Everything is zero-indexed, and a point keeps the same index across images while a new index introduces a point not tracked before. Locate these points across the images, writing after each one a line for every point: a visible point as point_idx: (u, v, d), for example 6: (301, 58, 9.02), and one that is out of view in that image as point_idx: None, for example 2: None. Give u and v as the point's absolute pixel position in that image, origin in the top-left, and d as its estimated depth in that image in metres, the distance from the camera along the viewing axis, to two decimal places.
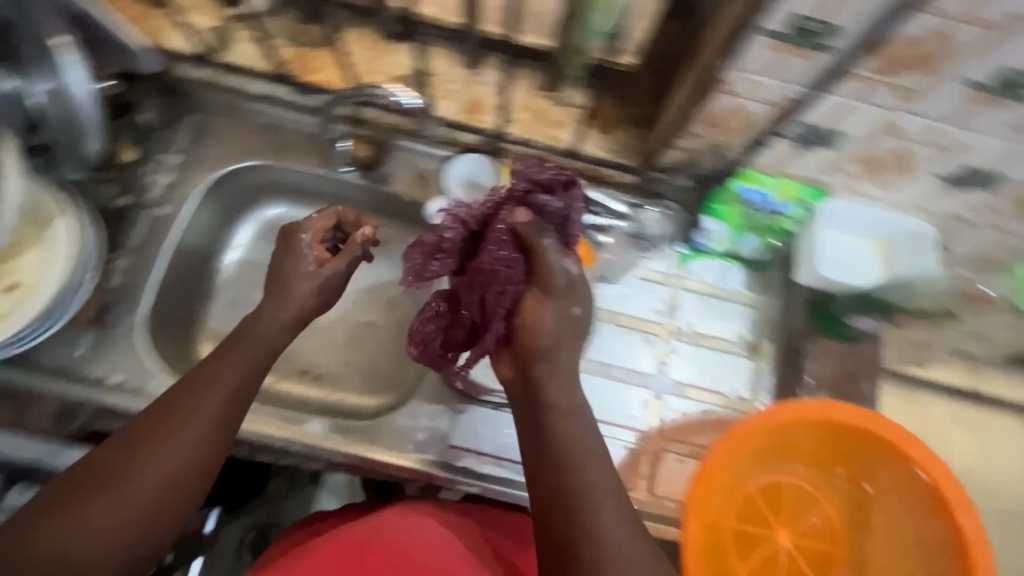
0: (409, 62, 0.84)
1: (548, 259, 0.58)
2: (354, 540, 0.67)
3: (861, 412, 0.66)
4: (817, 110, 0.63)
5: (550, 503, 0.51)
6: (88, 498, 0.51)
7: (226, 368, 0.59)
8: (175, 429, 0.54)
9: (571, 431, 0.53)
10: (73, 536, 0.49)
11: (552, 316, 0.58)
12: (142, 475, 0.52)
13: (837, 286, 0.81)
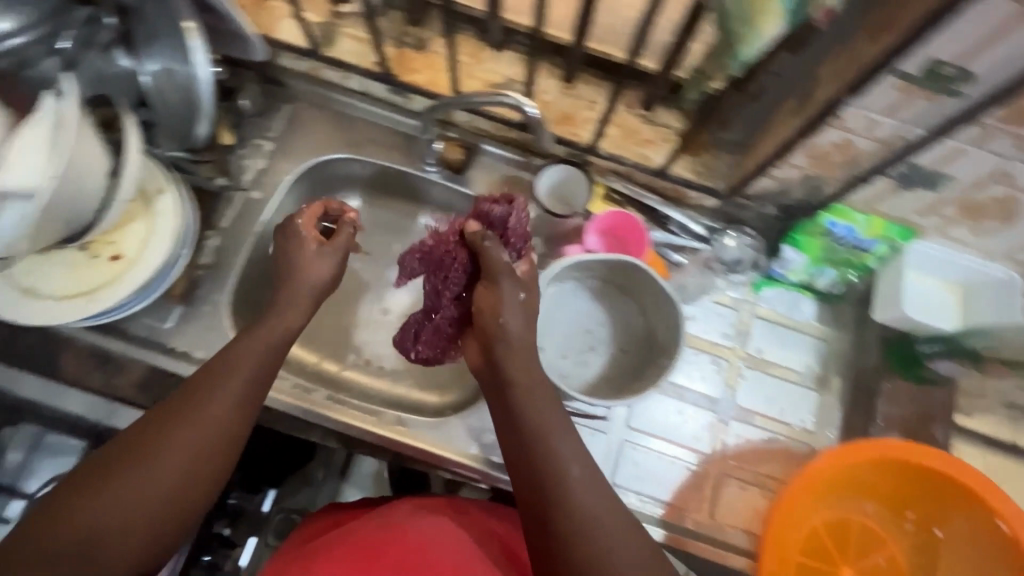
0: (506, 70, 0.85)
1: (488, 254, 0.67)
2: (365, 541, 0.70)
3: (939, 455, 0.67)
4: (929, 153, 0.63)
5: (538, 492, 0.58)
6: (129, 465, 0.56)
7: (252, 343, 0.65)
8: (208, 398, 0.60)
9: (550, 427, 0.61)
10: (98, 516, 0.53)
11: (519, 313, 0.65)
12: (166, 462, 0.57)
13: (917, 328, 0.80)
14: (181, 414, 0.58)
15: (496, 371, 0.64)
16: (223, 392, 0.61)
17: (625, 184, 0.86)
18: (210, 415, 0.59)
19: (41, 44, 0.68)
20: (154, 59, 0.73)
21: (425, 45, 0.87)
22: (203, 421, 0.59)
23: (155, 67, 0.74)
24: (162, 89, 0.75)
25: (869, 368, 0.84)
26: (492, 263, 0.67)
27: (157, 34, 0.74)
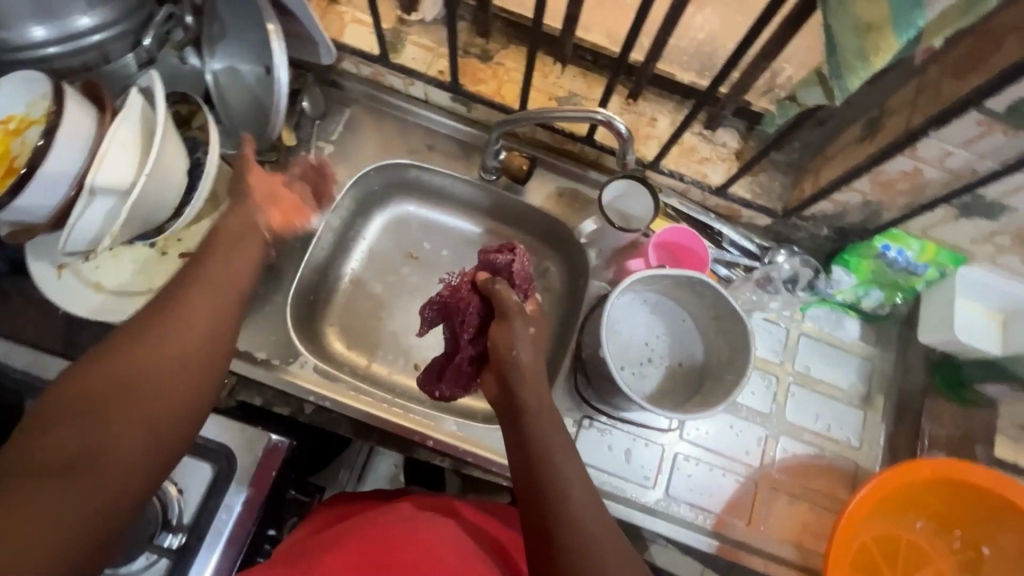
0: (570, 84, 0.86)
1: (500, 295, 0.68)
2: (377, 536, 0.63)
3: (992, 476, 0.69)
4: (996, 185, 0.65)
5: (528, 490, 0.57)
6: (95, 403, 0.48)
7: (216, 283, 0.60)
8: (164, 330, 0.54)
9: (542, 423, 0.61)
10: (64, 458, 0.46)
11: (528, 340, 0.66)
12: (139, 393, 0.50)
13: (962, 352, 0.83)
14: (132, 348, 0.52)
15: (506, 389, 0.65)
16: (185, 326, 0.55)
17: (682, 202, 0.88)
18: (168, 348, 0.53)
19: (121, 40, 0.70)
20: (237, 59, 0.77)
21: (491, 56, 0.87)
22: (164, 355, 0.52)
23: (235, 66, 0.78)
24: (241, 87, 0.79)
25: (913, 388, 0.87)
26: (506, 308, 0.68)
27: (240, 35, 0.75)
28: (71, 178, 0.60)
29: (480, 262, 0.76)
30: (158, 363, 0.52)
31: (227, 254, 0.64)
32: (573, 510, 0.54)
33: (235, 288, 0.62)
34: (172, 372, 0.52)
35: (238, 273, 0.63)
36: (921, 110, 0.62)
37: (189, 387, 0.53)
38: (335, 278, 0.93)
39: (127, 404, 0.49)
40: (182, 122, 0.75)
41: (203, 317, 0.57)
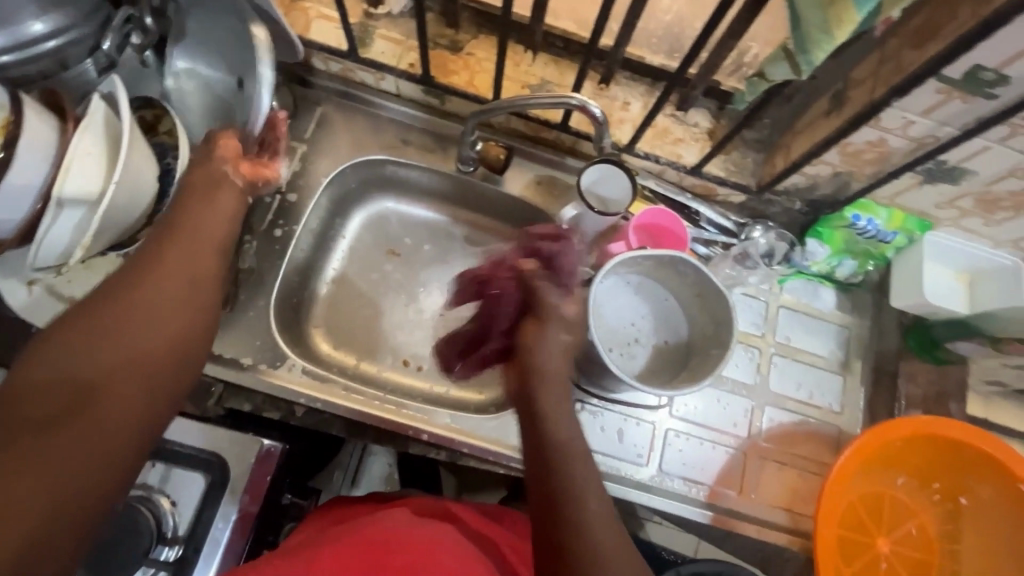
0: (542, 71, 0.86)
1: (550, 301, 0.66)
2: (374, 537, 0.62)
3: (969, 429, 0.73)
4: (957, 151, 0.68)
5: (537, 480, 0.55)
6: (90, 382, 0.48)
7: (189, 252, 0.59)
8: (141, 300, 0.53)
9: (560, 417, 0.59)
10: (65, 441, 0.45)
11: (557, 350, 0.64)
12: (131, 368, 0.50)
13: (932, 314, 0.86)
14: (109, 318, 0.51)
15: (523, 388, 0.62)
16: (160, 296, 0.54)
17: (659, 183, 0.89)
18: (147, 319, 0.53)
19: (77, 45, 0.67)
20: (202, 67, 0.77)
21: (461, 47, 0.87)
22: (143, 326, 0.52)
23: (202, 75, 0.78)
24: (207, 95, 0.79)
25: (889, 351, 0.90)
26: (550, 310, 0.66)
27: (210, 37, 0.75)
28: (36, 189, 0.58)
29: (529, 248, 0.74)
30: (138, 333, 0.51)
31: (200, 225, 0.62)
32: (583, 506, 0.53)
33: (210, 256, 0.61)
34: (151, 341, 0.52)
35: (213, 241, 0.62)
36: (883, 81, 0.64)
37: (173, 355, 0.53)
38: (317, 279, 0.92)
39: (113, 372, 0.49)
40: (148, 127, 0.73)
41: (179, 284, 0.56)
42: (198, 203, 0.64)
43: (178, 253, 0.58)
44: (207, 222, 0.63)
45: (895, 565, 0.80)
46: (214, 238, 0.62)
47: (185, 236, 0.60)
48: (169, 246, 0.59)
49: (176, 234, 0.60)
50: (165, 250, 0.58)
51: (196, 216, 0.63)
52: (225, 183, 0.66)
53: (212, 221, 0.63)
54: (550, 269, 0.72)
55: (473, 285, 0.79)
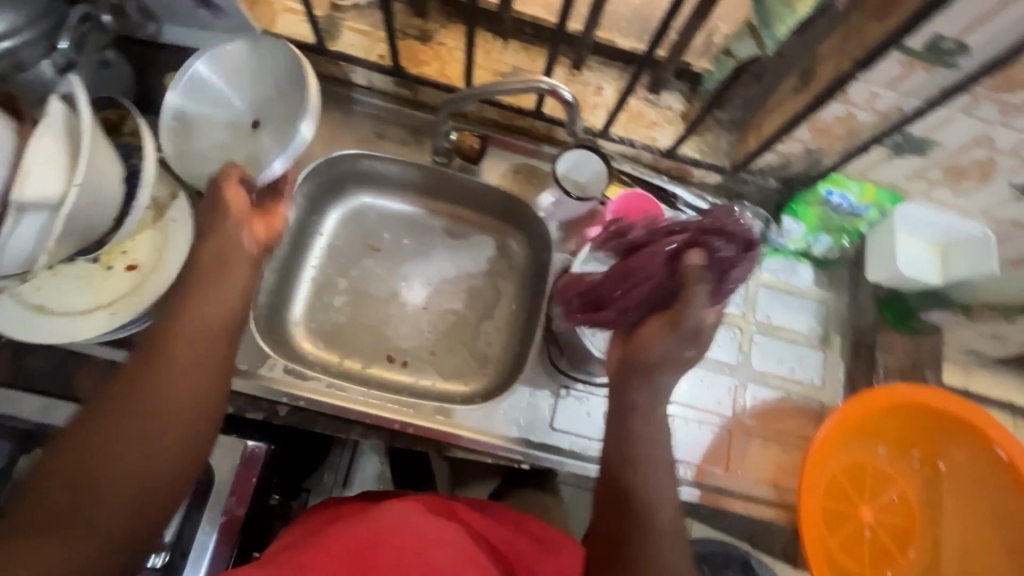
0: (513, 59, 0.86)
1: (692, 308, 0.59)
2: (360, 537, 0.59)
3: (942, 394, 0.75)
4: (923, 122, 0.69)
5: (613, 483, 0.62)
6: (119, 416, 0.52)
7: (198, 339, 0.57)
8: (145, 409, 0.52)
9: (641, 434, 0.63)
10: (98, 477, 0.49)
11: (677, 358, 0.62)
12: (155, 405, 0.53)
13: (907, 285, 0.88)
14: (110, 430, 0.51)
15: (620, 388, 0.65)
16: (163, 401, 0.53)
17: (634, 167, 0.89)
18: (149, 429, 0.52)
19: (33, 47, 0.65)
20: (210, 106, 0.74)
21: (431, 36, 0.86)
22: (146, 438, 0.52)
23: (205, 113, 0.74)
24: (207, 133, 0.74)
25: (866, 324, 0.92)
26: (688, 315, 0.59)
27: (248, 69, 0.74)
28: None
29: (690, 234, 0.61)
30: (140, 448, 0.51)
31: (215, 289, 0.59)
32: (649, 529, 0.59)
33: (221, 339, 0.58)
34: (153, 456, 0.51)
35: (224, 319, 0.59)
36: (848, 54, 0.65)
37: (189, 411, 0.54)
38: (296, 276, 0.91)
39: (128, 432, 0.51)
40: (112, 127, 0.71)
41: (183, 382, 0.54)
42: (212, 276, 0.60)
43: (184, 342, 0.56)
44: (219, 298, 0.59)
45: (880, 533, 0.81)
46: (224, 318, 0.59)
47: (195, 317, 0.57)
48: (178, 333, 0.56)
49: (185, 317, 0.57)
50: (172, 337, 0.56)
51: (209, 291, 0.59)
52: (235, 255, 0.61)
53: (226, 293, 0.60)
54: (709, 264, 0.61)
55: (618, 245, 0.70)
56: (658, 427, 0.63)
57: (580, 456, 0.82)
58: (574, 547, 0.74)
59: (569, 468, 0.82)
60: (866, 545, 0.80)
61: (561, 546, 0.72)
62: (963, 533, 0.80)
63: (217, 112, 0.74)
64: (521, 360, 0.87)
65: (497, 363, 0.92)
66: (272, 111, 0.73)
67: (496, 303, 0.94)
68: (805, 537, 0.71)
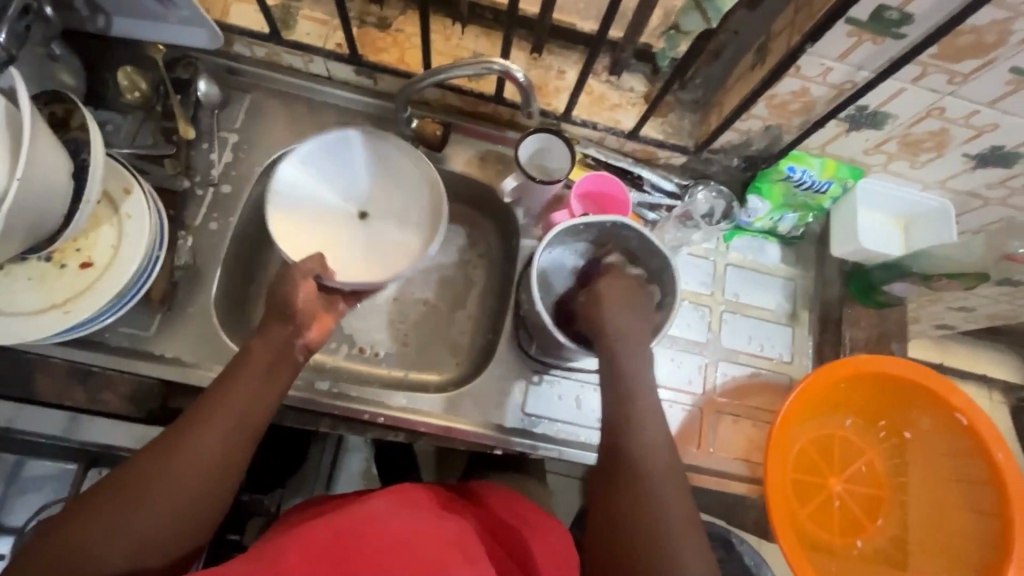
0: (473, 44, 0.85)
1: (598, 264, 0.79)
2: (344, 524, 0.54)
3: (902, 363, 0.76)
4: (875, 95, 0.70)
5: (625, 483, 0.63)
6: (158, 459, 0.56)
7: (245, 405, 0.61)
8: (149, 500, 0.54)
9: (641, 418, 0.66)
10: (126, 515, 0.53)
11: (622, 309, 0.74)
12: (193, 453, 0.57)
13: (871, 259, 0.89)
14: (112, 518, 0.53)
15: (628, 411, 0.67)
16: (168, 495, 0.55)
17: (599, 151, 0.89)
18: (147, 521, 0.53)
19: None
20: (314, 186, 0.82)
21: (389, 23, 0.85)
22: (143, 527, 0.53)
23: (307, 190, 0.81)
24: (305, 206, 0.81)
25: (832, 298, 0.93)
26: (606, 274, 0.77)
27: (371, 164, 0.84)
28: None
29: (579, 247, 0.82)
30: (137, 537, 0.53)
31: (272, 359, 0.65)
32: (667, 523, 0.60)
33: (241, 439, 0.60)
34: (145, 548, 0.53)
35: (248, 418, 0.61)
36: (799, 28, 0.65)
37: (219, 468, 0.58)
38: (263, 270, 0.90)
39: (163, 477, 0.55)
40: (60, 123, 0.70)
41: (190, 481, 0.56)
42: (244, 374, 0.63)
43: (202, 439, 0.57)
44: (243, 399, 0.61)
45: (848, 502, 0.83)
46: (245, 420, 0.60)
47: (219, 417, 0.59)
48: (199, 430, 0.58)
49: (210, 414, 0.59)
50: (193, 433, 0.57)
51: (237, 393, 0.61)
52: (290, 337, 0.67)
53: (253, 394, 0.62)
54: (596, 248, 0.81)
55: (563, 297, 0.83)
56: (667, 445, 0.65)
57: (552, 439, 0.82)
58: (560, 529, 0.68)
59: (542, 453, 0.82)
60: (835, 514, 0.83)
61: (550, 529, 0.67)
62: (928, 497, 0.82)
63: (319, 192, 0.82)
64: (492, 347, 0.87)
65: (469, 351, 0.91)
66: (380, 207, 0.84)
67: (467, 291, 0.94)
68: (771, 509, 0.73)
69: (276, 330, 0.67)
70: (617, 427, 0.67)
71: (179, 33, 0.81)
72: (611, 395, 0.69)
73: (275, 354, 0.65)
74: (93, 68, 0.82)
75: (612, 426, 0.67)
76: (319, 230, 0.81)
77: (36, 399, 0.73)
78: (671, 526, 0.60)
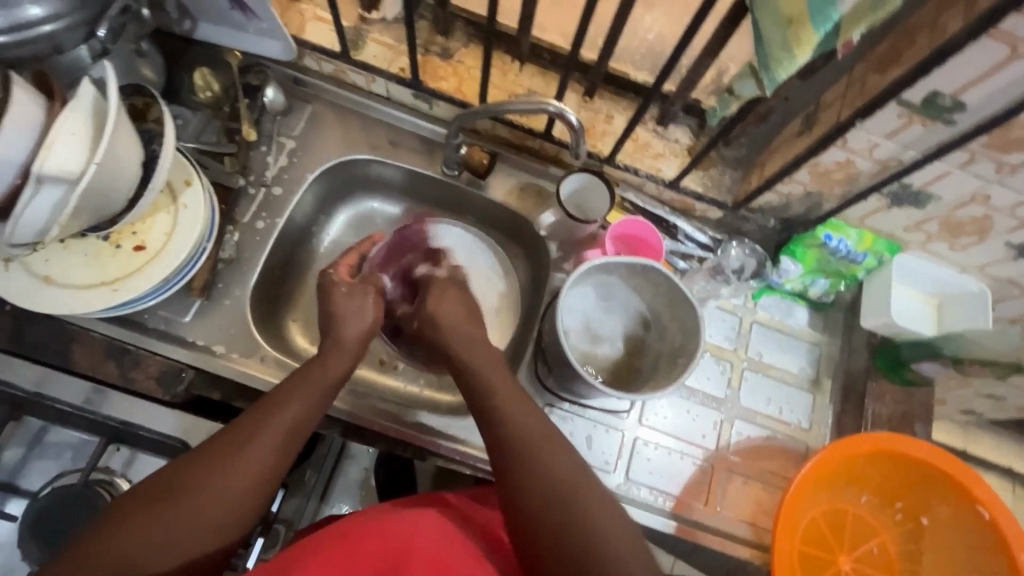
0: (527, 82, 0.88)
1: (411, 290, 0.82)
2: (353, 527, 0.65)
3: (919, 445, 0.74)
4: (920, 174, 0.70)
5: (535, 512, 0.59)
6: (209, 464, 0.58)
7: (295, 414, 0.63)
8: (208, 508, 0.57)
9: (520, 428, 0.63)
10: (178, 517, 0.56)
11: (458, 321, 0.72)
12: (246, 458, 0.59)
13: (899, 334, 0.88)
14: (172, 523, 0.56)
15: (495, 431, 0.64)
16: (225, 503, 0.57)
17: (638, 195, 0.91)
18: (205, 527, 0.56)
19: (73, 31, 0.68)
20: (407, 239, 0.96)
21: (451, 54, 0.89)
22: (202, 534, 0.56)
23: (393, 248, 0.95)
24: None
25: (857, 370, 0.91)
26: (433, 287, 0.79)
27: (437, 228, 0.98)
28: (18, 164, 0.60)
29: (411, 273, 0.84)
30: (197, 538, 0.56)
31: (322, 370, 0.67)
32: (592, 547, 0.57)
33: (292, 449, 0.62)
34: (205, 547, 0.57)
35: (301, 428, 0.63)
36: (849, 103, 0.67)
37: (265, 472, 0.60)
38: (299, 271, 0.94)
39: (213, 480, 0.57)
40: (138, 114, 0.75)
41: (248, 487, 0.59)
42: (302, 387, 0.65)
43: (259, 450, 0.60)
44: (300, 410, 0.63)
45: None
46: (298, 433, 0.63)
47: (275, 427, 0.61)
48: (258, 439, 0.60)
49: (267, 426, 0.61)
50: (252, 442, 0.60)
51: (294, 406, 0.63)
52: (346, 338, 0.70)
53: (307, 406, 0.64)
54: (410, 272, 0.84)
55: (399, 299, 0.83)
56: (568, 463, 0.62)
57: None
58: None
59: None
60: None
61: None
62: None
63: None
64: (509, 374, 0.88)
65: None
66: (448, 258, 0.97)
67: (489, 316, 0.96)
68: None
69: (341, 343, 0.70)
70: (509, 459, 0.62)
71: (256, 44, 0.86)
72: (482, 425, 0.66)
73: (338, 362, 0.68)
74: (173, 66, 0.87)
75: (501, 465, 0.63)
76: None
77: (70, 367, 0.75)
78: (608, 545, 0.57)
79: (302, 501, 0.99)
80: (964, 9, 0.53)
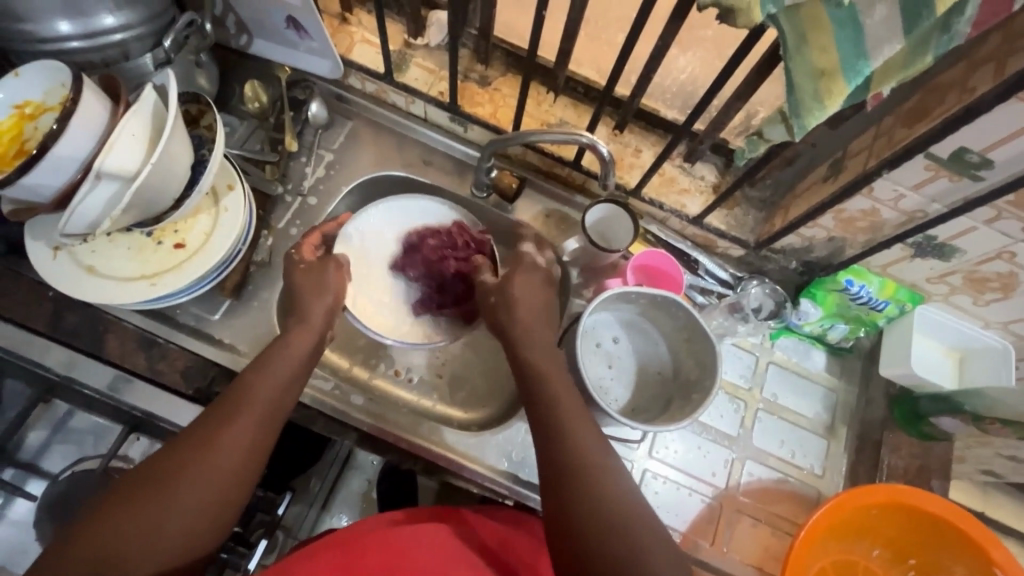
0: (560, 112, 0.92)
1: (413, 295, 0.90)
2: (356, 538, 0.65)
3: (934, 499, 0.73)
4: (944, 227, 0.71)
5: (559, 496, 0.61)
6: (198, 446, 0.59)
7: (277, 395, 0.66)
8: (201, 487, 0.58)
9: (551, 405, 0.67)
10: (174, 501, 0.56)
11: (528, 299, 0.77)
12: (234, 437, 0.61)
13: (918, 386, 0.87)
14: (153, 511, 0.55)
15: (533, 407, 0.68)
16: (213, 486, 0.58)
17: (661, 230, 0.92)
18: (188, 513, 0.57)
19: (142, 40, 0.74)
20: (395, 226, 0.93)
21: (489, 82, 0.93)
22: (197, 514, 0.57)
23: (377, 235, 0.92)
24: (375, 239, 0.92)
25: (874, 421, 0.90)
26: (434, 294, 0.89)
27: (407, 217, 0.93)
28: (79, 161, 0.64)
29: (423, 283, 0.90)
30: (192, 520, 0.57)
31: (288, 354, 0.69)
32: (622, 532, 0.58)
33: (273, 428, 0.65)
34: (199, 529, 0.57)
35: (279, 410, 0.66)
36: (877, 153, 0.68)
37: (252, 454, 0.62)
38: None
39: (204, 460, 0.59)
40: (191, 120, 0.80)
41: (238, 467, 0.60)
42: (278, 368, 0.68)
43: (242, 428, 0.62)
44: (275, 392, 0.66)
45: None
46: (276, 411, 0.65)
47: (255, 407, 0.64)
48: (242, 419, 0.62)
49: (248, 406, 0.63)
50: (236, 422, 0.62)
51: (271, 386, 0.66)
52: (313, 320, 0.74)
53: (285, 386, 0.67)
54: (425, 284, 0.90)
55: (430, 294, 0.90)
56: (591, 443, 0.64)
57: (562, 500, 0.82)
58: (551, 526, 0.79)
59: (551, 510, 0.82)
60: None
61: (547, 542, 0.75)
62: None
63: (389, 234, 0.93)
64: None
65: (496, 395, 0.93)
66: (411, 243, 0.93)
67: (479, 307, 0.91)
68: None
69: (306, 324, 0.73)
70: (540, 439, 0.66)
71: (306, 61, 0.90)
72: (538, 438, 0.66)
73: (308, 336, 0.72)
74: (226, 78, 0.93)
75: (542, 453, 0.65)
76: (365, 269, 0.91)
77: (100, 355, 0.78)
78: (637, 531, 0.58)
79: (304, 509, 1.01)
80: (993, 71, 0.55)
